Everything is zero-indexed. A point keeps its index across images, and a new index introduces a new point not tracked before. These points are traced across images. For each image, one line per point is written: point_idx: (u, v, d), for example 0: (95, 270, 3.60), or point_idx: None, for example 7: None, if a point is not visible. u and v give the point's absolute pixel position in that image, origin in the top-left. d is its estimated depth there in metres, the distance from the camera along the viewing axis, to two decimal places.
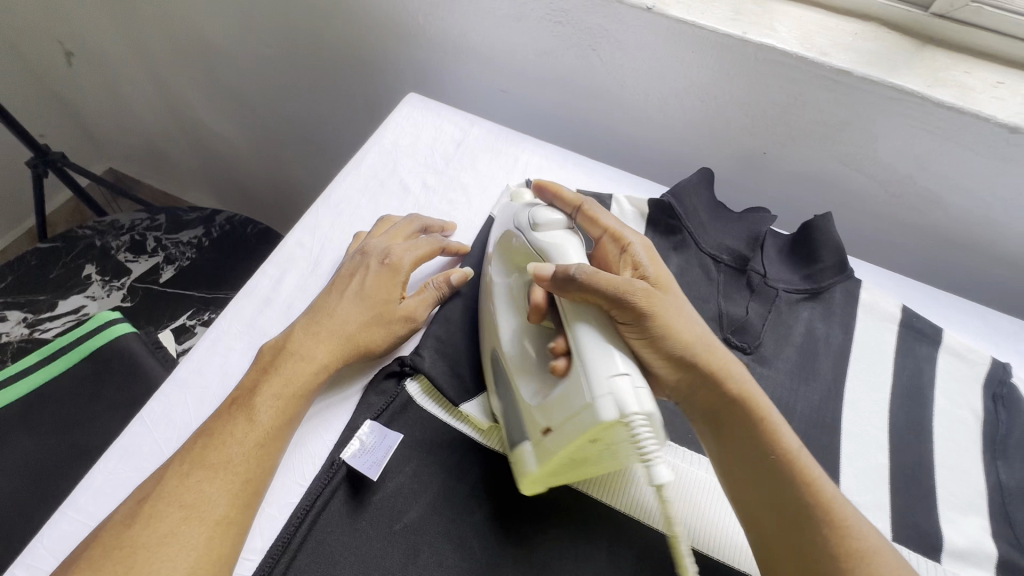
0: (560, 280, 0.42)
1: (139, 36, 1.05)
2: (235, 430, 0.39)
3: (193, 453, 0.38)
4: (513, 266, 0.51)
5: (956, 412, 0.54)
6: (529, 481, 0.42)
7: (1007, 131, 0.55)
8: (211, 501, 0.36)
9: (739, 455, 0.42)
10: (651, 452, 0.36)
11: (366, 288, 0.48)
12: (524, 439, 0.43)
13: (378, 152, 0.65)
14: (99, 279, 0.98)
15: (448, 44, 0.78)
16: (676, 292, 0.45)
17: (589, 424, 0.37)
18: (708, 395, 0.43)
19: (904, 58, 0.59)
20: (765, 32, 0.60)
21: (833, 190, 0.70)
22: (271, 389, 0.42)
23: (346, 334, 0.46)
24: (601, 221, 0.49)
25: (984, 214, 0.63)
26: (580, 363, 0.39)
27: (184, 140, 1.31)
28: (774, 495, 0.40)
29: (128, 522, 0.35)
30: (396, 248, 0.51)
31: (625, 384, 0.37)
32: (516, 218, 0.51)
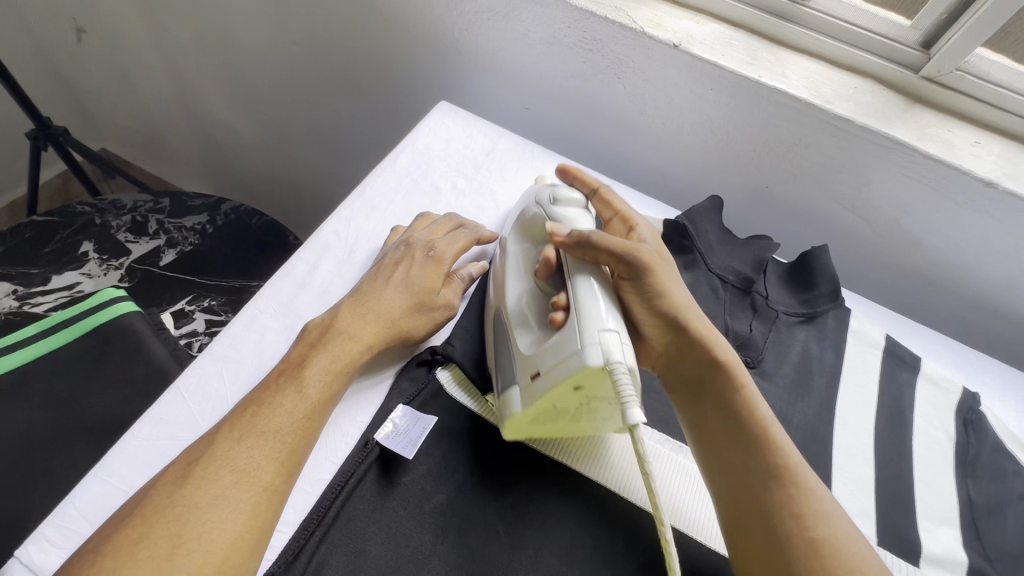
0: (574, 239, 0.48)
1: (161, 21, 1.06)
2: (284, 401, 0.42)
3: (243, 421, 0.41)
4: (529, 236, 0.55)
5: (933, 434, 0.59)
6: (512, 423, 0.46)
7: (983, 185, 0.63)
8: (260, 467, 0.39)
9: (715, 420, 0.47)
10: (627, 397, 0.39)
11: (410, 275, 0.52)
12: (513, 384, 0.47)
13: (411, 153, 0.68)
14: (96, 257, 0.96)
15: (478, 59, 0.82)
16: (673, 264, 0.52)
17: (576, 368, 0.41)
18: (690, 357, 0.49)
19: (897, 113, 0.66)
20: (778, 78, 0.67)
21: (826, 226, 0.77)
22: (320, 365, 0.45)
23: (391, 318, 0.49)
24: (615, 204, 0.55)
25: (958, 257, 0.70)
26: (576, 316, 0.43)
27: (188, 127, 1.30)
28: (734, 441, 0.46)
29: (181, 482, 0.37)
30: (439, 241, 0.55)
31: (613, 340, 0.41)
32: (538, 195, 0.56)
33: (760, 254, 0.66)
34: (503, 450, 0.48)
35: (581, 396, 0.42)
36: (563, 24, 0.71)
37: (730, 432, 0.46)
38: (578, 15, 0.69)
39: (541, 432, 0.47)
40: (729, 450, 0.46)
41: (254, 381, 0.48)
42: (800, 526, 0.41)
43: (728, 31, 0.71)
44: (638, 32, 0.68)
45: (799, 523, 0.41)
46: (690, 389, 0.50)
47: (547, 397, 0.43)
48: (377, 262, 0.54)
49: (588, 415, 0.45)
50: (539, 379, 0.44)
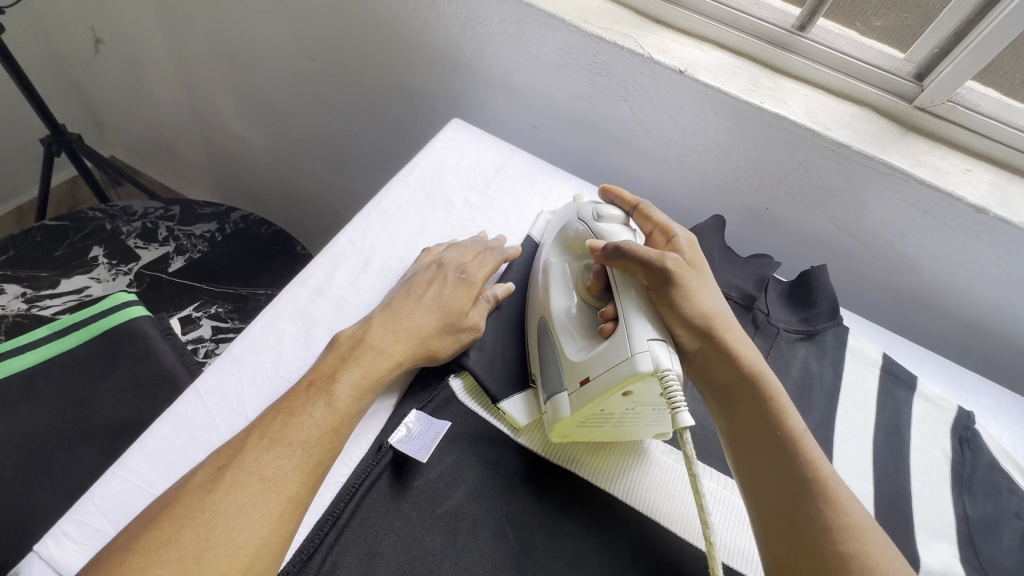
0: (612, 251, 0.51)
1: (181, 35, 1.09)
2: (314, 412, 0.43)
3: (272, 429, 0.42)
4: (569, 250, 0.59)
5: (929, 450, 0.60)
6: (560, 425, 0.48)
7: (975, 211, 0.65)
8: (288, 478, 0.40)
9: (747, 425, 0.47)
10: (678, 401, 0.42)
11: (442, 296, 0.54)
12: (560, 390, 0.49)
13: (425, 168, 0.70)
14: (106, 261, 0.97)
15: (490, 80, 0.85)
16: (708, 276, 0.53)
17: (626, 373, 0.44)
18: (720, 364, 0.49)
19: (892, 141, 0.69)
20: (778, 104, 0.70)
21: (824, 247, 0.79)
22: (350, 378, 0.46)
23: (421, 336, 0.51)
24: (653, 218, 0.57)
25: (951, 280, 0.73)
26: (625, 326, 0.47)
27: (199, 137, 1.32)
28: (757, 434, 0.46)
29: (210, 487, 0.38)
30: (470, 265, 0.58)
31: (660, 348, 0.44)
32: (580, 211, 0.59)
33: (762, 273, 0.69)
34: (511, 455, 0.49)
35: (629, 400, 0.45)
36: (574, 48, 0.74)
37: (751, 428, 0.47)
38: (588, 40, 0.73)
39: (584, 434, 0.49)
40: (754, 445, 0.46)
41: (271, 384, 0.48)
42: (832, 541, 0.40)
43: (731, 59, 0.74)
44: (646, 58, 0.71)
45: (831, 538, 0.40)
46: (718, 395, 0.50)
47: (596, 400, 0.45)
48: (407, 279, 0.57)
49: (631, 420, 0.48)
50: (589, 384, 0.46)
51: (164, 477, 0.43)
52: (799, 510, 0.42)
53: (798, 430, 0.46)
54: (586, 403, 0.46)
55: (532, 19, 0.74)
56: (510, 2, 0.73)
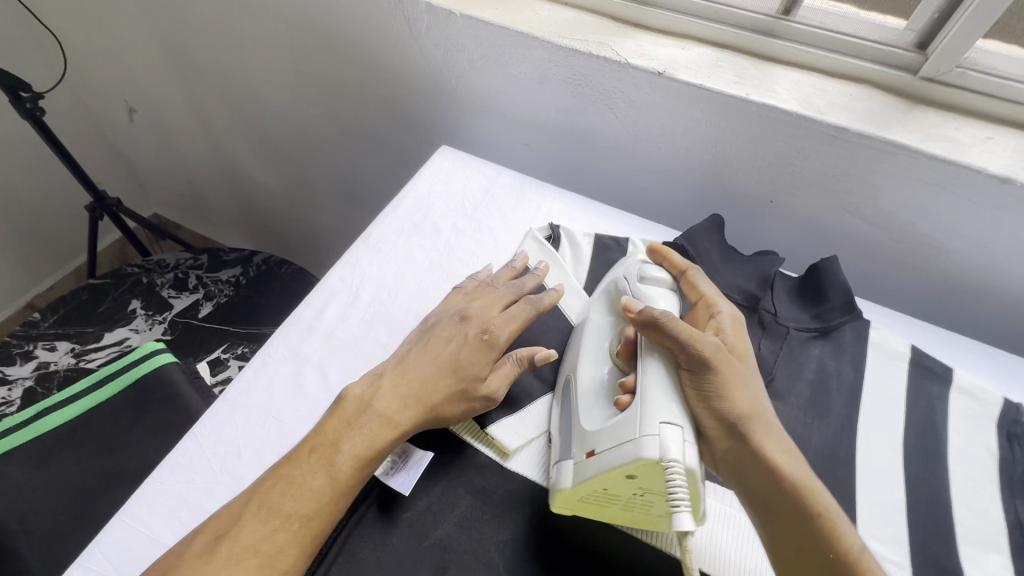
0: (646, 318, 0.48)
1: (200, 96, 1.17)
2: (313, 483, 0.43)
3: (270, 498, 0.42)
4: (615, 310, 0.55)
5: (971, 450, 0.55)
6: (562, 499, 0.45)
7: (999, 181, 0.60)
8: (284, 552, 0.40)
9: (785, 536, 0.43)
10: (679, 500, 0.40)
11: (459, 356, 0.51)
12: (566, 457, 0.47)
13: (413, 198, 0.72)
14: (143, 313, 1.05)
15: (477, 104, 0.86)
16: (750, 365, 0.49)
17: (630, 458, 0.41)
18: (755, 469, 0.45)
19: (897, 117, 0.64)
20: (767, 93, 0.67)
21: (838, 236, 0.74)
22: (353, 447, 0.45)
23: (430, 402, 0.49)
24: (700, 287, 0.54)
25: (985, 259, 0.67)
26: (641, 402, 0.44)
27: (225, 187, 1.41)
28: (800, 548, 0.42)
29: (207, 558, 0.39)
30: (495, 322, 0.53)
31: (673, 433, 0.41)
32: (625, 269, 0.56)
33: (764, 270, 0.65)
34: (501, 481, 0.49)
35: (634, 485, 0.42)
36: (551, 63, 0.74)
37: (794, 544, 0.43)
38: (564, 54, 0.72)
39: (587, 511, 0.46)
40: (796, 563, 0.42)
41: (263, 425, 0.50)
42: None
43: (715, 53, 0.72)
44: (622, 64, 0.70)
45: None
46: (755, 502, 0.46)
47: (597, 478, 0.43)
48: (427, 328, 0.54)
49: (642, 508, 0.44)
50: (593, 458, 0.44)
51: (164, 522, 0.45)
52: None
53: (853, 544, 0.42)
54: (588, 479, 0.43)
55: (507, 40, 0.74)
56: (484, 27, 0.75)
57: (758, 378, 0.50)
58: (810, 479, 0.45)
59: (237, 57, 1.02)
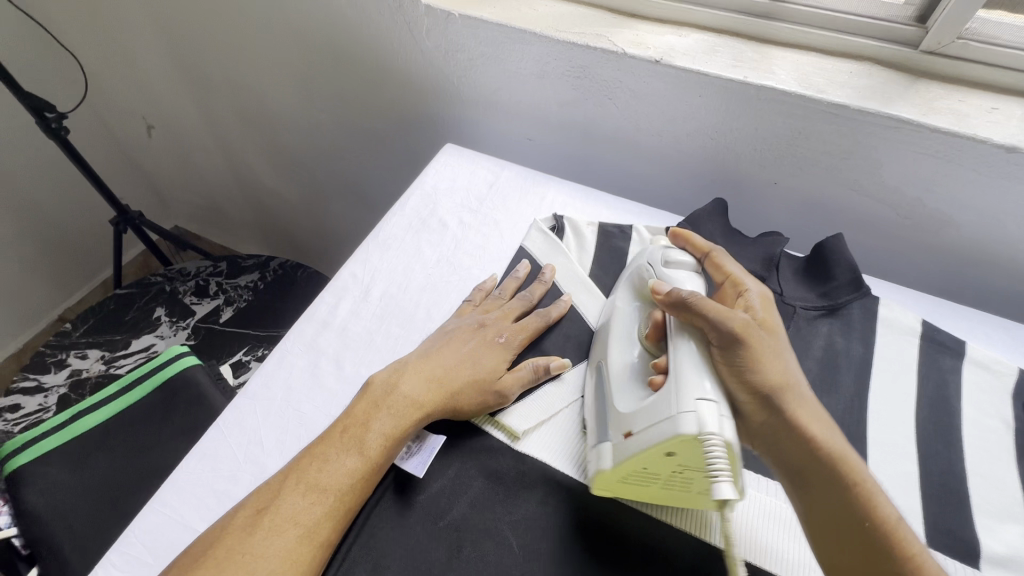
0: (674, 300, 0.49)
1: (213, 110, 1.21)
2: (346, 460, 0.46)
3: (305, 476, 0.45)
4: (642, 295, 0.56)
5: (986, 422, 0.54)
6: (602, 480, 0.46)
7: (1005, 151, 0.59)
8: (322, 524, 0.43)
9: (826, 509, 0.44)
10: (719, 473, 0.40)
11: (477, 353, 0.54)
12: (605, 439, 0.48)
13: (420, 195, 0.74)
14: (167, 320, 1.09)
15: (478, 101, 0.88)
16: (781, 338, 0.49)
17: (669, 434, 0.42)
18: (791, 441, 0.45)
19: (899, 92, 0.64)
20: (765, 75, 0.67)
21: (845, 215, 0.74)
22: (381, 427, 0.48)
23: (451, 389, 0.51)
24: (725, 268, 0.54)
25: (996, 231, 0.66)
26: (676, 380, 0.44)
27: (241, 197, 1.45)
28: (841, 516, 0.43)
29: (251, 530, 0.42)
30: (508, 327, 0.57)
31: (710, 409, 0.42)
32: (649, 255, 0.57)
33: (768, 250, 0.65)
34: (513, 464, 0.50)
35: (673, 464, 0.43)
36: (549, 57, 0.75)
37: (834, 514, 0.43)
38: (562, 47, 0.73)
39: (628, 492, 0.47)
40: (836, 531, 0.43)
41: (284, 416, 0.52)
42: None
43: (712, 38, 0.72)
44: (619, 54, 0.71)
45: None
46: (794, 474, 0.46)
47: (638, 458, 0.43)
48: (447, 330, 0.57)
49: (682, 488, 0.45)
50: (631, 439, 0.44)
51: (193, 509, 0.47)
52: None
53: (890, 516, 0.42)
54: (628, 459, 0.44)
55: (504, 37, 0.76)
56: (483, 25, 0.76)
57: (790, 351, 0.50)
58: (844, 448, 0.45)
59: (248, 69, 1.06)
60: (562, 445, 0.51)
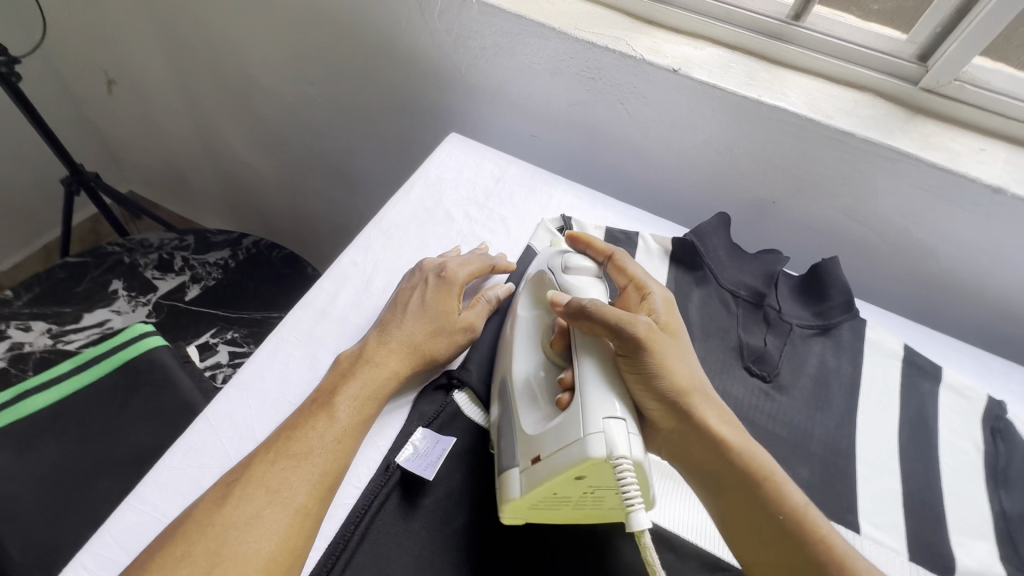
0: (573, 309, 0.48)
1: (188, 71, 1.12)
2: (317, 425, 0.44)
3: (277, 444, 0.43)
4: (540, 302, 0.55)
5: (959, 444, 0.58)
6: (511, 509, 0.44)
7: (991, 191, 0.63)
8: (295, 488, 0.41)
9: (739, 506, 0.46)
10: (631, 496, 0.40)
11: (425, 302, 0.54)
12: (511, 465, 0.46)
13: (424, 184, 0.71)
14: (125, 294, 1.00)
15: (486, 92, 0.85)
16: (683, 342, 0.50)
17: (579, 458, 0.41)
18: (700, 442, 0.47)
19: (899, 125, 0.67)
20: (777, 96, 0.68)
21: (836, 238, 0.77)
22: (350, 391, 0.47)
23: (413, 344, 0.52)
24: (628, 271, 0.55)
25: (972, 264, 0.70)
26: (581, 399, 0.44)
27: (210, 167, 1.35)
28: (753, 516, 0.46)
29: (220, 503, 0.39)
30: (452, 265, 0.57)
31: (618, 428, 0.41)
32: (549, 262, 0.56)
33: (769, 267, 0.67)
34: None
35: (583, 486, 0.42)
36: (565, 55, 0.74)
37: (750, 517, 0.46)
38: (580, 46, 0.72)
39: (539, 518, 0.46)
40: (752, 526, 0.46)
41: (279, 409, 0.49)
42: None
43: (727, 54, 0.73)
44: (638, 60, 0.70)
45: None
46: (700, 470, 0.48)
47: (549, 485, 0.42)
48: (394, 294, 0.57)
49: (591, 504, 0.45)
50: (540, 463, 0.43)
51: (177, 507, 0.43)
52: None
53: (820, 522, 0.44)
54: (537, 487, 0.42)
55: (523, 30, 0.74)
56: (500, 15, 0.74)
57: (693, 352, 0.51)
58: (752, 448, 0.47)
59: (232, 32, 0.98)
60: None
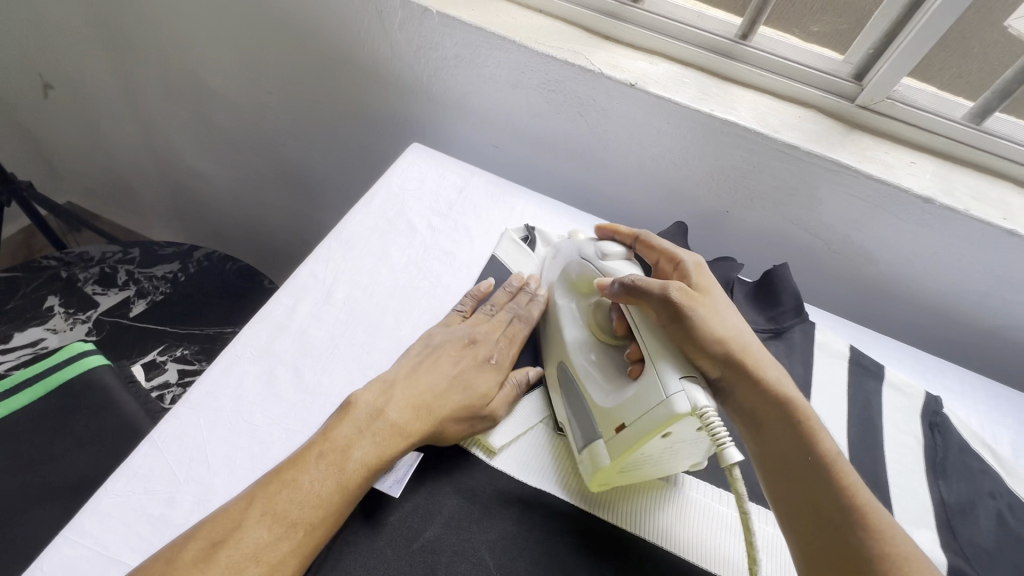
0: (621, 285, 0.52)
1: (133, 76, 1.07)
2: (323, 490, 0.41)
3: (275, 504, 0.40)
4: (578, 292, 0.59)
5: (901, 438, 0.61)
6: (601, 474, 0.47)
7: (922, 202, 0.68)
8: (286, 562, 0.39)
9: (780, 456, 0.45)
10: (722, 435, 0.42)
11: (464, 372, 0.52)
12: (596, 437, 0.49)
13: (386, 194, 0.70)
14: (62, 311, 0.94)
15: (448, 103, 0.85)
16: (716, 300, 0.53)
17: (665, 417, 0.43)
18: (750, 391, 0.48)
19: (839, 139, 0.71)
20: (728, 110, 0.71)
21: (786, 246, 0.81)
22: (364, 456, 0.44)
23: (439, 417, 0.49)
24: (656, 248, 0.59)
25: (907, 268, 0.75)
26: (653, 369, 0.47)
27: (158, 177, 1.29)
28: (795, 469, 0.44)
29: (202, 568, 0.36)
30: (498, 346, 0.56)
31: (694, 386, 0.44)
32: (582, 251, 0.59)
33: (724, 275, 0.70)
34: (487, 481, 0.48)
35: (670, 440, 0.45)
36: (526, 68, 0.75)
37: (793, 468, 0.44)
38: (540, 60, 0.74)
39: (625, 480, 0.49)
40: (788, 469, 0.45)
41: (233, 429, 0.47)
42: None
43: (681, 70, 0.76)
44: (596, 73, 0.72)
45: None
46: (750, 423, 0.48)
47: (638, 446, 0.45)
48: (435, 342, 0.55)
49: (670, 457, 0.48)
50: (624, 430, 0.46)
51: (120, 538, 0.40)
52: (849, 544, 0.40)
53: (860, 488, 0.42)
54: (625, 450, 0.45)
55: (482, 42, 0.75)
56: (461, 27, 0.74)
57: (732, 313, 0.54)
58: (792, 392, 0.48)
59: (183, 37, 0.95)
60: (537, 460, 0.51)
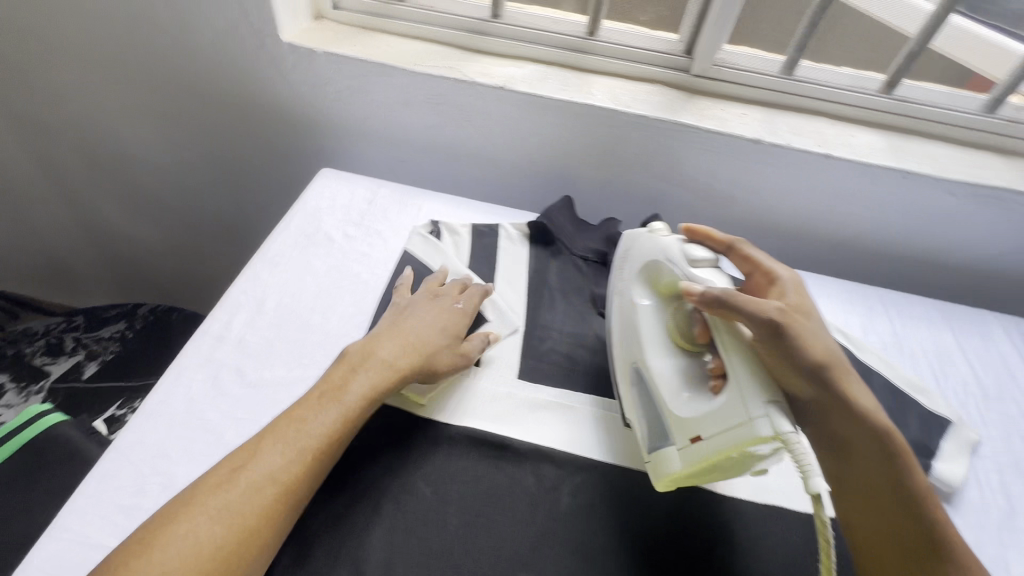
0: (708, 298, 0.51)
1: (50, 154, 1.12)
2: (325, 418, 0.50)
3: (285, 435, 0.49)
4: (658, 292, 0.61)
5: None
6: (672, 477, 0.52)
7: (753, 143, 0.81)
8: (296, 480, 0.47)
9: (865, 477, 0.51)
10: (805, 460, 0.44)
11: (438, 318, 0.62)
12: (668, 443, 0.53)
13: (303, 215, 0.79)
14: (14, 386, 0.96)
15: (351, 129, 0.95)
16: (814, 319, 0.54)
17: (748, 438, 0.45)
18: (842, 419, 0.52)
19: (681, 105, 0.85)
20: (586, 96, 0.84)
21: (664, 202, 0.93)
22: (359, 389, 0.53)
23: (421, 353, 0.58)
24: (753, 259, 0.62)
25: (761, 202, 0.89)
26: (734, 384, 0.48)
27: (91, 248, 1.33)
28: (881, 494, 0.50)
29: (223, 485, 0.45)
30: (462, 298, 0.65)
31: (777, 410, 0.45)
32: (667, 252, 0.59)
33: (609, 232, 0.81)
34: (416, 428, 0.57)
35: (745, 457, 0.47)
36: (411, 87, 0.86)
37: (882, 486, 0.50)
38: (420, 78, 0.84)
39: (693, 483, 0.53)
40: (872, 498, 0.50)
41: (188, 426, 0.54)
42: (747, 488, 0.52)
43: (544, 68, 0.88)
44: (470, 82, 0.83)
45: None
46: (839, 449, 0.52)
47: (709, 459, 0.48)
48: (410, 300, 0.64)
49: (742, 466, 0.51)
50: (699, 442, 0.49)
51: (100, 528, 0.47)
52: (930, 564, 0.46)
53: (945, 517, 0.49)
54: (699, 459, 0.49)
55: (367, 71, 0.85)
56: (346, 61, 0.85)
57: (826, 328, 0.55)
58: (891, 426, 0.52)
59: (95, 110, 1.01)
60: (459, 404, 0.60)
